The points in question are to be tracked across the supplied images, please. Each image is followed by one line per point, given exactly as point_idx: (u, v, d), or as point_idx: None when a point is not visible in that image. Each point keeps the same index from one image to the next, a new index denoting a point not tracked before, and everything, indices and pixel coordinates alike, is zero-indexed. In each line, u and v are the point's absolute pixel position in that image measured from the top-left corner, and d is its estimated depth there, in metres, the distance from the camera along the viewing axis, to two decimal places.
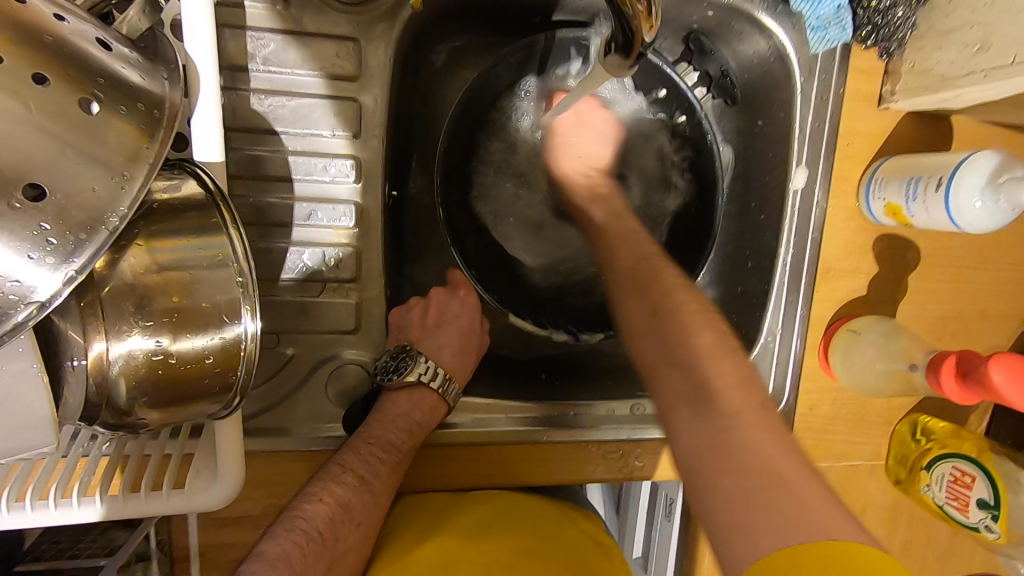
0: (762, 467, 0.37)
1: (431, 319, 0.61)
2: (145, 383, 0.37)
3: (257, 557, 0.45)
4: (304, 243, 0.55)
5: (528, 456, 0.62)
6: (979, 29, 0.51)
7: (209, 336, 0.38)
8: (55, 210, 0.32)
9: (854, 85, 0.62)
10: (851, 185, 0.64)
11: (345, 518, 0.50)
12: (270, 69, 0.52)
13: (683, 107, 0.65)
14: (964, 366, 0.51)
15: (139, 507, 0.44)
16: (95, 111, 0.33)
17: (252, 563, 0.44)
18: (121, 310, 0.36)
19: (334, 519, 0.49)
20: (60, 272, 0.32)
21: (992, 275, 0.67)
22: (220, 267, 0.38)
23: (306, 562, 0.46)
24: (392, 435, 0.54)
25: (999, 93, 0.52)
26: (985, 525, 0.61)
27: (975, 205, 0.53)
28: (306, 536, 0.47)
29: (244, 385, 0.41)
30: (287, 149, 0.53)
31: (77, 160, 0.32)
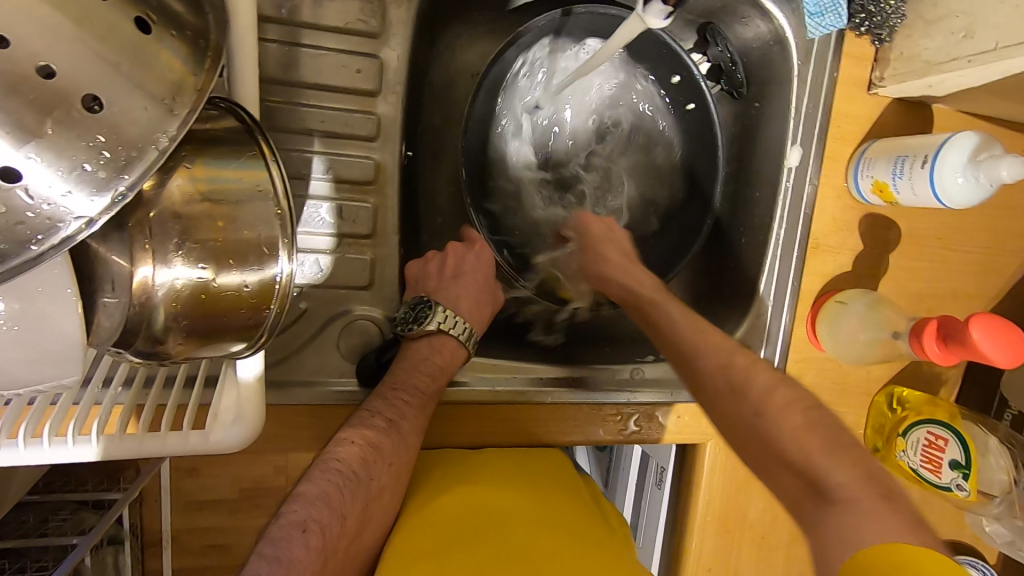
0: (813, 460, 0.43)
1: (447, 270, 0.62)
2: (184, 311, 0.38)
3: (297, 497, 0.47)
4: (322, 198, 0.56)
5: (535, 415, 0.64)
6: (964, 18, 0.55)
7: (247, 269, 0.39)
8: (109, 125, 0.32)
9: (846, 70, 0.65)
10: (841, 165, 0.68)
11: (378, 458, 0.51)
12: (294, 21, 0.52)
13: (693, 95, 0.68)
14: (945, 330, 0.55)
15: (158, 446, 0.44)
16: (148, 33, 0.34)
17: (293, 503, 0.46)
18: (164, 236, 0.36)
19: (366, 459, 0.50)
20: (107, 192, 0.32)
21: (965, 257, 0.72)
22: (260, 202, 0.39)
23: (344, 499, 0.48)
24: (417, 380, 0.55)
25: (982, 78, 0.57)
26: (957, 484, 0.65)
27: (956, 180, 0.57)
28: (340, 475, 0.49)
29: (274, 325, 0.41)
30: (306, 102, 0.54)
31: (129, 79, 0.33)
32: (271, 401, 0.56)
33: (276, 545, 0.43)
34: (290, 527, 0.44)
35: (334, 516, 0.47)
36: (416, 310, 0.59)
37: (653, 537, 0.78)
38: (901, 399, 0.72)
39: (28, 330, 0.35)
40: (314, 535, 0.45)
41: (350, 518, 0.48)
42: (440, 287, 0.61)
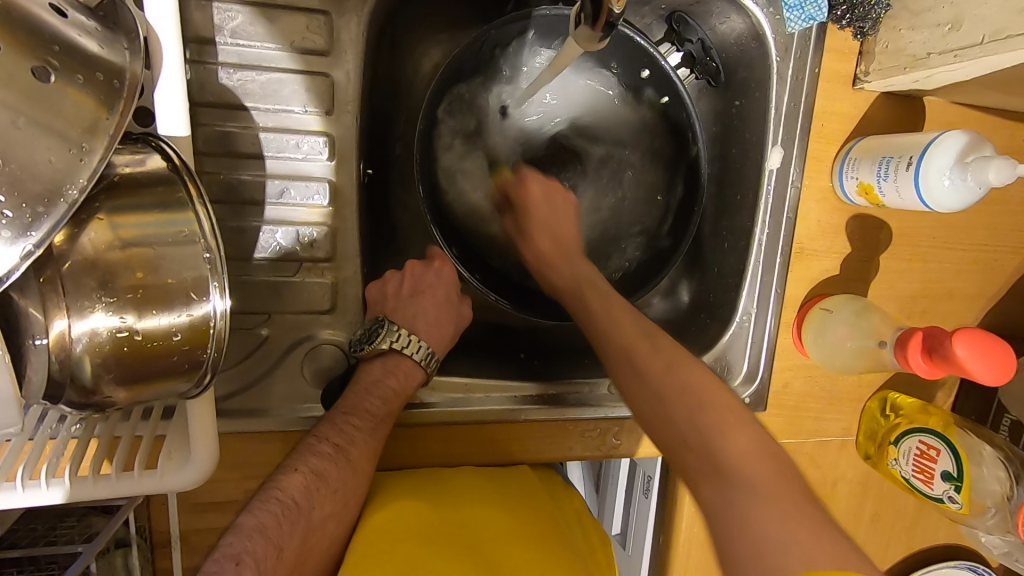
0: (719, 450, 0.41)
1: (405, 290, 0.60)
2: (111, 361, 0.37)
3: (235, 528, 0.45)
4: (277, 223, 0.54)
5: (508, 436, 0.63)
6: (951, 9, 0.52)
7: (176, 314, 0.38)
8: (10, 181, 0.31)
9: (828, 65, 0.62)
10: (826, 165, 0.64)
11: (322, 486, 0.50)
12: (238, 43, 0.50)
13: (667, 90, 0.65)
14: (930, 342, 0.52)
15: (109, 489, 0.43)
16: (53, 82, 0.32)
17: (229, 535, 0.45)
18: (91, 286, 0.35)
19: (310, 488, 0.49)
20: (16, 247, 0.31)
21: (960, 255, 0.69)
22: (191, 247, 0.38)
23: (283, 531, 0.47)
24: (369, 405, 0.54)
25: (971, 73, 0.53)
26: (949, 496, 0.63)
27: (942, 183, 0.53)
28: (281, 505, 0.47)
29: (214, 364, 0.40)
30: (257, 125, 0.52)
31: (30, 130, 0.31)
32: (237, 430, 0.56)
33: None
34: (222, 560, 0.43)
35: (271, 548, 0.45)
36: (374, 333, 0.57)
37: (640, 543, 0.77)
38: (894, 405, 0.70)
39: None
40: (248, 567, 0.43)
41: (289, 550, 0.47)
42: (404, 308, 0.60)
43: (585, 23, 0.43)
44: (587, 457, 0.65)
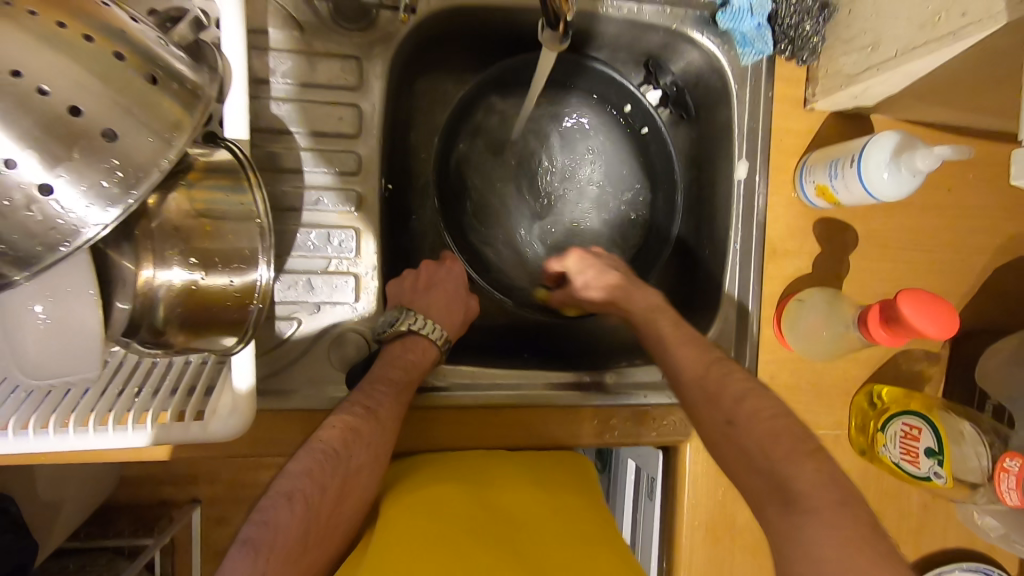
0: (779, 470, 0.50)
1: (421, 283, 0.70)
2: (177, 304, 0.46)
3: (286, 472, 0.54)
4: (311, 225, 0.64)
5: (510, 421, 0.68)
6: (870, 34, 0.62)
7: (234, 272, 0.47)
8: (121, 152, 0.41)
9: (780, 89, 0.72)
10: (788, 174, 0.73)
11: (357, 439, 0.58)
12: (288, 81, 0.63)
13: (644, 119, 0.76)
14: (885, 312, 0.58)
15: (162, 436, 0.51)
16: (155, 84, 0.43)
17: (283, 476, 0.54)
18: (169, 244, 0.45)
19: (347, 440, 0.57)
20: (119, 203, 0.41)
21: (927, 254, 0.75)
22: (249, 221, 0.47)
23: (326, 474, 0.55)
24: (393, 374, 0.63)
25: (897, 84, 0.62)
26: (934, 473, 0.65)
27: (882, 176, 0.61)
28: (323, 454, 0.56)
29: (258, 319, 0.49)
30: (300, 146, 0.64)
31: (137, 120, 0.41)
32: (269, 408, 0.63)
33: (265, 511, 0.51)
34: (277, 496, 0.53)
35: (316, 488, 0.54)
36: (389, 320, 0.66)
37: (649, 546, 0.79)
38: (879, 396, 0.73)
39: (60, 322, 0.44)
40: (298, 502, 0.53)
41: (331, 489, 0.56)
42: (418, 301, 0.69)
43: (546, 30, 0.46)
44: (585, 444, 0.70)
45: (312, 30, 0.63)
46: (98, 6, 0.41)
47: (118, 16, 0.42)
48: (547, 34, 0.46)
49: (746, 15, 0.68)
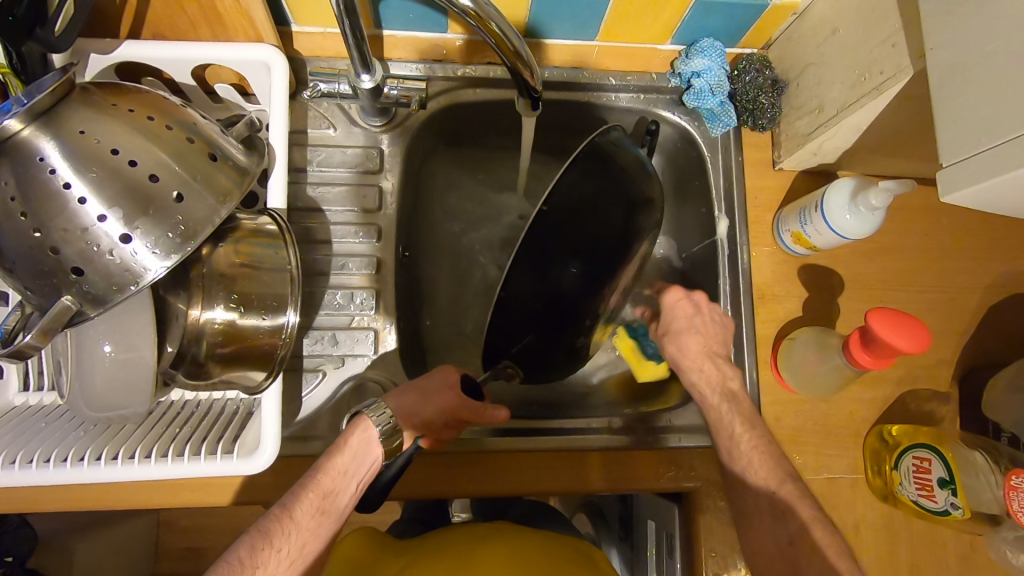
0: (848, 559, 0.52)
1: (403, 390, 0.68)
2: (218, 340, 0.55)
3: None
4: (337, 287, 0.73)
5: (525, 466, 0.72)
6: (816, 100, 0.71)
7: (268, 318, 0.56)
8: (183, 210, 0.51)
9: (750, 155, 0.81)
10: (766, 227, 0.80)
11: (266, 543, 0.53)
12: (321, 168, 0.75)
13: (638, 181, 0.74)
14: (864, 337, 0.61)
15: (201, 467, 0.57)
16: (216, 161, 0.54)
17: None
18: (218, 288, 0.55)
19: (254, 546, 0.52)
20: (181, 248, 0.51)
21: (915, 296, 0.78)
22: (281, 270, 0.56)
23: None
24: (319, 465, 0.59)
25: (847, 138, 0.71)
26: (951, 505, 0.64)
27: (845, 216, 0.67)
28: (226, 566, 0.50)
29: (283, 357, 0.57)
30: (330, 221, 0.74)
31: (198, 186, 0.52)
32: (295, 456, 0.68)
33: None
34: None
35: None
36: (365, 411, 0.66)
37: None
38: (889, 434, 0.73)
39: (121, 355, 0.53)
40: None
41: None
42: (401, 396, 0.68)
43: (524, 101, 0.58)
44: (598, 491, 0.72)
45: (343, 129, 0.76)
46: (179, 108, 0.54)
47: (192, 115, 0.55)
48: (524, 103, 0.58)
49: (708, 95, 0.79)
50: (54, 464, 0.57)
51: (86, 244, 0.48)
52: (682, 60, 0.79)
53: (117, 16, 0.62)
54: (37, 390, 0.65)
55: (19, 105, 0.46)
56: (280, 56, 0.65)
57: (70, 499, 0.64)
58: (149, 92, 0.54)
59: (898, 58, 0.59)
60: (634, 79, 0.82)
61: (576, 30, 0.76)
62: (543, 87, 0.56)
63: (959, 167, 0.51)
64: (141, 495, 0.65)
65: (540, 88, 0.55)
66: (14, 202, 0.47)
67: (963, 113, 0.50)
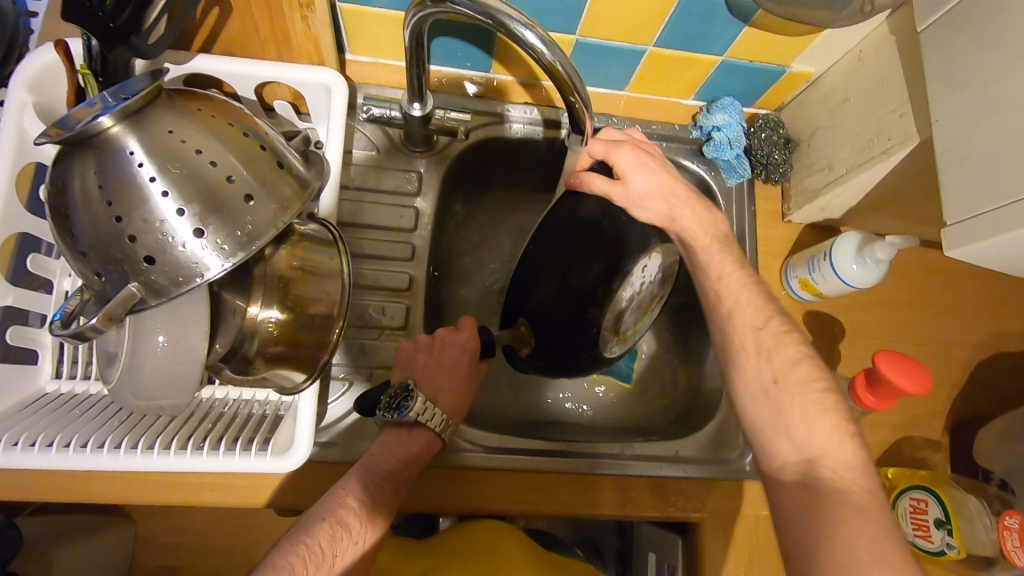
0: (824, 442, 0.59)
1: (431, 359, 0.71)
2: (267, 338, 0.59)
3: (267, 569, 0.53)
4: (370, 299, 0.76)
5: (534, 485, 0.74)
6: (825, 160, 0.78)
7: (316, 322, 0.61)
8: (251, 211, 0.54)
9: (761, 206, 0.87)
10: (775, 274, 0.85)
11: (343, 533, 0.58)
12: (363, 187, 0.79)
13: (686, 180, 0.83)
14: (870, 379, 0.65)
15: (235, 464, 0.59)
16: (282, 171, 0.58)
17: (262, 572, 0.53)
18: (275, 289, 0.59)
19: (333, 536, 0.57)
20: (246, 246, 0.54)
21: (913, 347, 0.83)
22: (333, 276, 0.61)
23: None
24: (389, 461, 0.64)
25: (853, 196, 0.77)
26: (947, 545, 0.68)
27: (851, 266, 0.73)
28: (306, 551, 0.55)
29: (324, 363, 0.60)
30: (367, 237, 0.78)
31: (267, 192, 0.56)
32: (317, 461, 0.69)
33: None
34: None
35: None
36: (398, 396, 0.65)
37: None
38: (885, 475, 0.76)
39: (175, 344, 0.55)
40: None
41: None
42: (427, 373, 0.70)
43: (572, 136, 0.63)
44: (607, 516, 0.74)
45: (387, 151, 0.80)
46: (250, 119, 0.58)
47: (261, 127, 0.59)
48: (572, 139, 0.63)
49: (727, 147, 0.85)
50: (91, 451, 0.57)
51: (160, 236, 0.51)
52: (704, 114, 0.85)
53: (194, 32, 0.66)
54: (70, 379, 0.66)
55: (108, 105, 0.50)
56: (341, 79, 0.70)
57: (90, 491, 0.64)
58: (226, 103, 0.58)
59: (905, 126, 0.66)
60: (657, 127, 0.88)
61: (610, 79, 0.82)
62: (592, 124, 0.61)
63: (962, 226, 0.57)
64: (163, 491, 0.65)
65: (589, 124, 0.60)
66: (98, 192, 0.50)
67: (966, 179, 0.57)
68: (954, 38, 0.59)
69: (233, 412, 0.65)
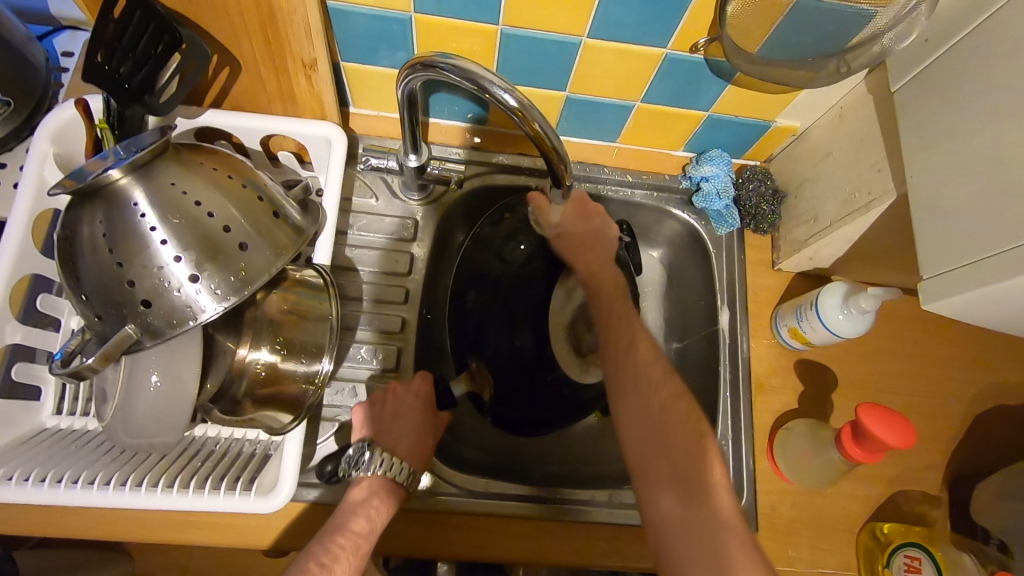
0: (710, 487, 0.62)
1: (388, 413, 0.70)
2: (256, 380, 0.62)
3: None
4: (363, 341, 0.78)
5: (521, 532, 0.73)
6: (811, 212, 0.80)
7: (304, 364, 0.63)
8: (246, 258, 0.57)
9: (751, 254, 0.89)
10: (765, 322, 0.86)
11: None
12: (362, 233, 0.82)
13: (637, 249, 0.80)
14: (856, 432, 0.65)
15: (220, 502, 0.60)
16: (278, 219, 0.61)
17: None
18: (266, 332, 0.62)
19: None
20: (239, 291, 0.57)
21: (907, 398, 0.83)
22: (322, 320, 0.63)
23: None
24: (362, 509, 0.62)
25: (840, 247, 0.78)
26: None
27: (838, 316, 0.73)
28: None
29: (311, 403, 0.62)
30: (362, 280, 0.81)
31: (262, 240, 0.59)
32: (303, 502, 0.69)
33: None
34: None
35: None
36: (358, 454, 0.65)
37: None
38: (881, 531, 0.75)
39: (167, 383, 0.57)
40: None
41: None
42: (386, 428, 0.69)
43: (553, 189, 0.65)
44: (594, 565, 0.74)
45: (385, 199, 0.84)
46: (251, 171, 0.62)
47: (261, 178, 0.62)
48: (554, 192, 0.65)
49: (715, 198, 0.87)
50: (81, 486, 0.59)
51: (159, 280, 0.54)
52: (693, 166, 0.88)
53: (206, 89, 0.71)
54: (70, 415, 0.68)
55: (119, 158, 0.54)
56: (341, 133, 0.73)
57: (81, 527, 0.65)
58: (230, 156, 0.62)
59: (884, 182, 0.67)
60: (648, 178, 0.91)
61: (600, 132, 0.86)
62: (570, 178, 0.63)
63: (938, 279, 0.57)
64: (151, 528, 0.66)
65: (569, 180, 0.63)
66: (103, 238, 0.53)
67: (940, 234, 0.58)
68: (926, 99, 0.61)
69: (223, 450, 0.67)
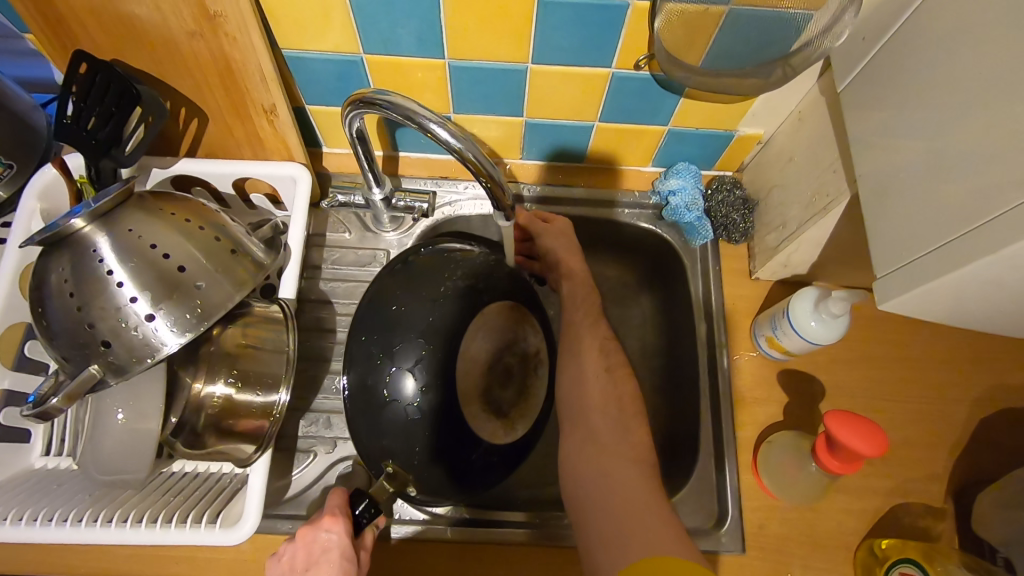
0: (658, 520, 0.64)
1: (300, 565, 0.59)
2: (217, 412, 0.63)
3: None
4: (338, 371, 0.80)
5: (497, 559, 0.72)
6: (780, 219, 0.79)
7: (264, 395, 0.64)
8: (201, 295, 0.60)
9: (727, 265, 0.87)
10: (746, 333, 0.84)
11: None
12: (336, 266, 0.85)
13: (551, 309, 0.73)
14: (830, 442, 0.62)
15: (185, 534, 0.61)
16: (237, 256, 0.63)
17: None
18: (222, 365, 0.64)
19: None
20: (195, 327, 0.59)
21: (901, 404, 0.79)
22: (280, 352, 0.65)
23: None
24: None
25: (811, 251, 0.76)
26: None
27: (810, 322, 0.71)
28: None
29: (271, 434, 0.63)
30: (337, 312, 0.83)
31: (220, 277, 0.61)
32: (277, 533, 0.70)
33: None
34: None
35: None
36: None
37: None
38: (879, 547, 0.71)
39: (130, 419, 0.59)
40: None
41: None
42: None
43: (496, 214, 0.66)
44: None
45: (357, 232, 0.86)
46: (213, 212, 0.65)
47: (222, 218, 0.65)
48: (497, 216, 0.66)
49: (685, 211, 0.86)
50: (56, 523, 0.62)
51: (118, 320, 0.57)
52: (661, 180, 0.88)
53: (179, 140, 0.76)
54: (57, 455, 0.71)
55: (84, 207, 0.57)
56: (306, 171, 0.77)
57: (65, 565, 0.67)
58: (193, 199, 0.65)
59: (840, 182, 0.66)
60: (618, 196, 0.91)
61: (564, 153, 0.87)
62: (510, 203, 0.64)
63: (893, 276, 0.56)
64: (130, 564, 0.68)
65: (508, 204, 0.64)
66: (67, 283, 0.57)
67: (891, 230, 0.56)
68: (869, 96, 0.60)
69: (196, 484, 0.69)
